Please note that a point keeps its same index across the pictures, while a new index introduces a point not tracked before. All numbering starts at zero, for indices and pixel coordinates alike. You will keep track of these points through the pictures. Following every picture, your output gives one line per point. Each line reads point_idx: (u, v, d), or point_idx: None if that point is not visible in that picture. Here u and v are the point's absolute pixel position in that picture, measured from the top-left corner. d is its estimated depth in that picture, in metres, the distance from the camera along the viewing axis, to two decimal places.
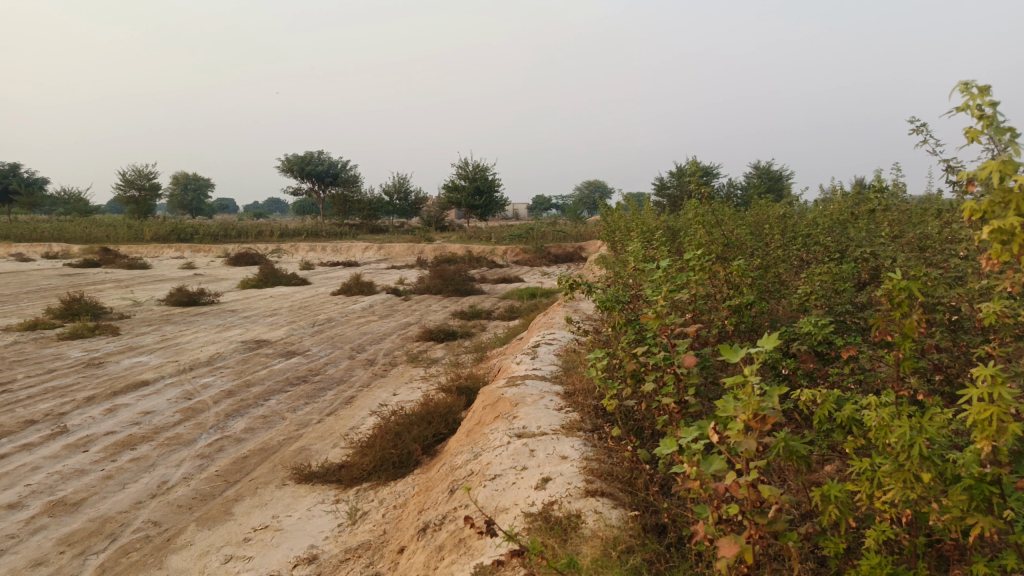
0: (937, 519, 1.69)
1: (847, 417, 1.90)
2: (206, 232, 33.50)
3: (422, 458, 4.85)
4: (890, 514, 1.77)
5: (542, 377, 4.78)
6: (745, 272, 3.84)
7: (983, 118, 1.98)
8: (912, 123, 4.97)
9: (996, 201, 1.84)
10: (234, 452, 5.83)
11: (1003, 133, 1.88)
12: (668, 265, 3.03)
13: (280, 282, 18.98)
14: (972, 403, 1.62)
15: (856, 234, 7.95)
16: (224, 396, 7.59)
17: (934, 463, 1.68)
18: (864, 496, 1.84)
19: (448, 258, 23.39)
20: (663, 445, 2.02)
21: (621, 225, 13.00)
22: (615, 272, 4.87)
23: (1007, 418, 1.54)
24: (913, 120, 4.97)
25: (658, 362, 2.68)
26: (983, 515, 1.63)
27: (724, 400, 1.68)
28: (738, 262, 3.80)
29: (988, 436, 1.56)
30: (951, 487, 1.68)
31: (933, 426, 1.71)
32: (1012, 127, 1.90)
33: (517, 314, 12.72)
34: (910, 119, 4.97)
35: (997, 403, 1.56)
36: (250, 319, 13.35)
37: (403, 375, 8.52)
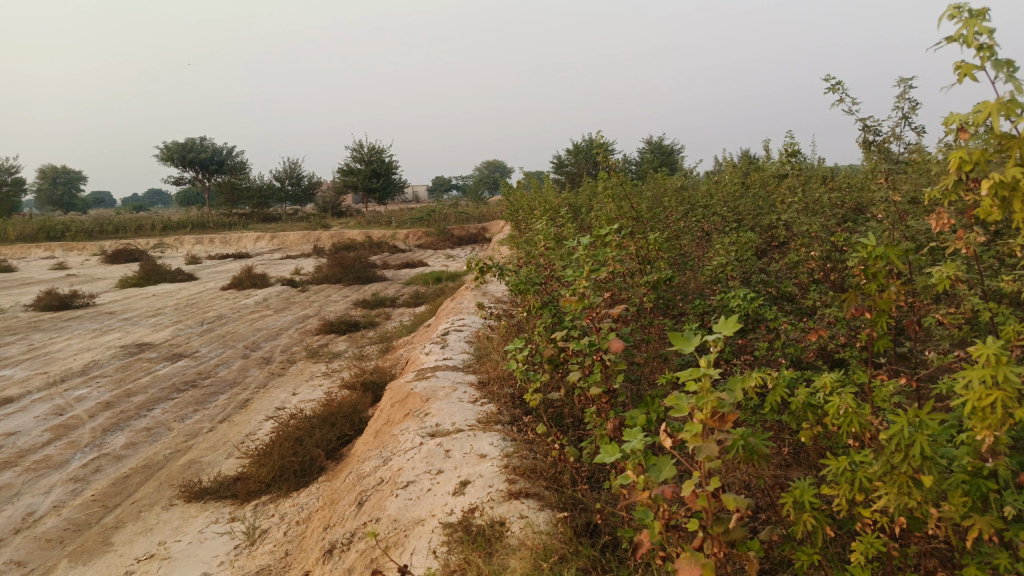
0: (933, 525, 1.62)
1: (803, 401, 1.81)
2: (79, 228, 31.08)
3: (327, 464, 4.49)
4: (881, 524, 1.69)
5: (453, 367, 4.49)
6: (659, 245, 3.68)
7: (979, 51, 1.78)
8: (828, 80, 4.09)
9: (992, 148, 1.64)
10: (113, 472, 5.25)
11: (1005, 69, 1.69)
12: (589, 243, 2.79)
13: (164, 279, 17.77)
14: (970, 387, 1.53)
15: (754, 205, 8.09)
16: (102, 409, 6.89)
17: (933, 465, 1.60)
18: (846, 501, 1.76)
19: (347, 245, 22.63)
20: (604, 451, 1.78)
21: (524, 203, 12.83)
22: (524, 252, 4.63)
23: (1012, 401, 1.45)
24: (829, 77, 4.09)
25: (583, 348, 2.44)
26: (982, 516, 1.58)
27: (676, 397, 1.45)
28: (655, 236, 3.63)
29: (990, 425, 1.48)
30: (950, 489, 1.61)
31: (931, 419, 1.62)
32: (1012, 62, 1.71)
33: (422, 300, 12.35)
34: (826, 75, 4.08)
35: (1002, 386, 1.47)
36: (132, 320, 12.37)
37: (303, 373, 8.03)
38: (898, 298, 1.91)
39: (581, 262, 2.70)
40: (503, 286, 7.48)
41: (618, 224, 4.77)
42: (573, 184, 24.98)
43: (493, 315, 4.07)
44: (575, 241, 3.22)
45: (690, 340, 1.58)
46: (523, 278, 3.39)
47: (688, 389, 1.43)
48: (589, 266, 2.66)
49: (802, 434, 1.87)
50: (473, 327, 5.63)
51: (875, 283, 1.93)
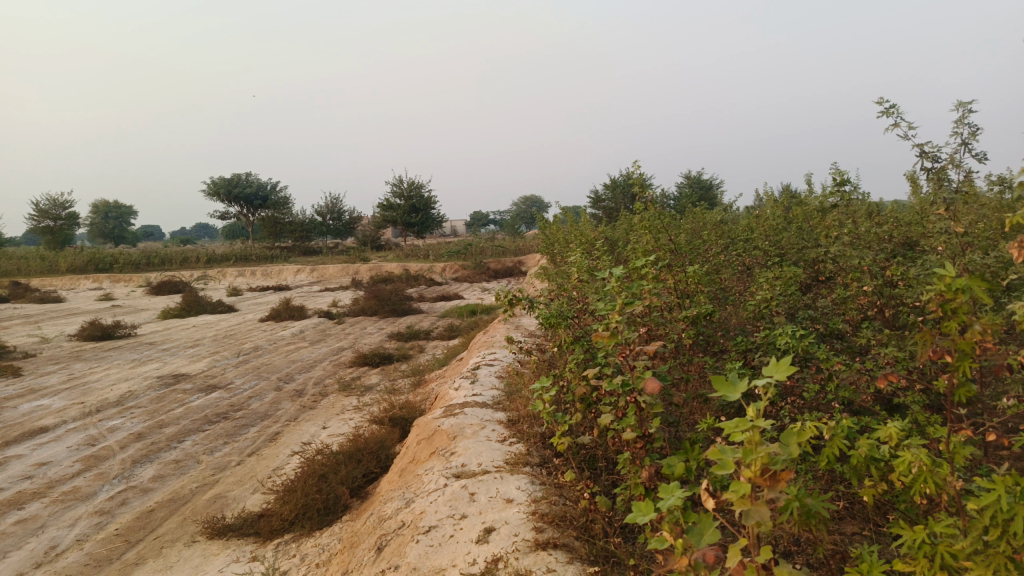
0: None
1: (867, 455, 1.67)
2: (127, 261, 31.85)
3: (351, 502, 4.34)
4: None
5: (483, 404, 4.34)
6: (698, 278, 3.51)
7: None
8: (878, 102, 3.51)
9: None
10: (138, 505, 5.18)
11: None
12: (624, 274, 2.63)
13: (205, 311, 17.99)
14: None
15: (797, 239, 7.85)
16: (134, 440, 6.87)
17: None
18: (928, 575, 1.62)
19: (384, 278, 22.73)
20: (639, 511, 1.59)
21: (560, 237, 12.71)
22: (556, 285, 4.49)
23: None
24: (879, 99, 3.51)
25: (616, 388, 2.27)
26: None
27: (718, 451, 1.28)
28: (694, 268, 3.47)
29: None
30: None
31: None
32: None
33: (456, 333, 12.24)
34: (876, 98, 3.50)
35: None
36: (170, 351, 12.48)
37: (335, 406, 7.94)
38: (987, 338, 1.71)
39: (615, 295, 2.53)
40: (536, 320, 7.35)
41: (653, 255, 4.61)
42: (610, 218, 24.83)
43: (524, 349, 3.92)
44: (610, 272, 3.06)
45: (738, 384, 1.38)
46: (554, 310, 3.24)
47: (734, 441, 1.24)
48: (624, 299, 2.49)
49: (865, 493, 1.73)
50: (504, 362, 5.48)
51: (957, 320, 1.75)
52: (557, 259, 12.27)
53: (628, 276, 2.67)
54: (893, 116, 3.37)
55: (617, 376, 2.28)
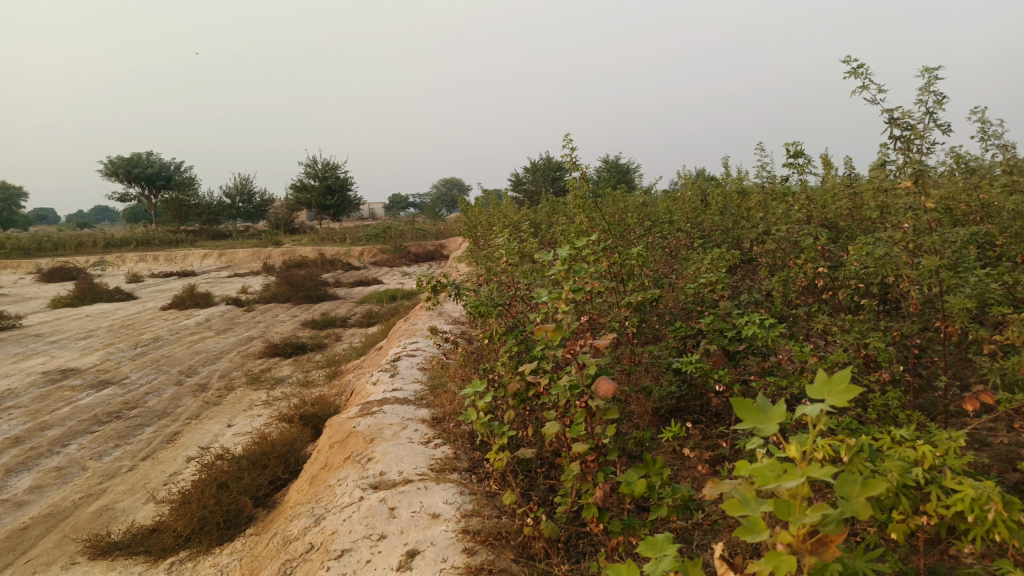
0: None
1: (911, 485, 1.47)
2: (13, 245, 29.46)
3: (256, 513, 3.89)
4: None
5: (403, 400, 3.97)
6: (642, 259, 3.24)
7: None
8: (845, 59, 3.27)
9: None
10: (9, 521, 4.54)
11: None
12: (569, 257, 2.33)
13: (100, 299, 16.72)
14: None
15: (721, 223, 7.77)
16: (9, 445, 6.13)
17: None
18: None
19: (298, 262, 21.83)
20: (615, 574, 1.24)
21: (482, 220, 12.36)
22: (482, 269, 4.15)
23: None
24: (846, 55, 3.26)
25: (562, 390, 2.02)
26: None
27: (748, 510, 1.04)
28: (637, 250, 3.25)
29: None
30: None
31: None
32: None
33: (375, 320, 11.75)
34: (844, 55, 3.26)
35: None
36: (59, 344, 11.44)
37: (242, 401, 7.36)
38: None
39: (560, 283, 2.25)
40: (459, 306, 7.03)
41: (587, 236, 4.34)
42: (531, 200, 24.68)
43: (450, 341, 3.57)
44: (549, 255, 2.76)
45: (775, 413, 1.03)
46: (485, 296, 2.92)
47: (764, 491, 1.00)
48: (570, 287, 2.22)
49: (895, 529, 1.53)
50: (426, 353, 5.12)
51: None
52: (479, 242, 11.93)
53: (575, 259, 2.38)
54: (863, 80, 3.18)
55: (562, 377, 2.03)
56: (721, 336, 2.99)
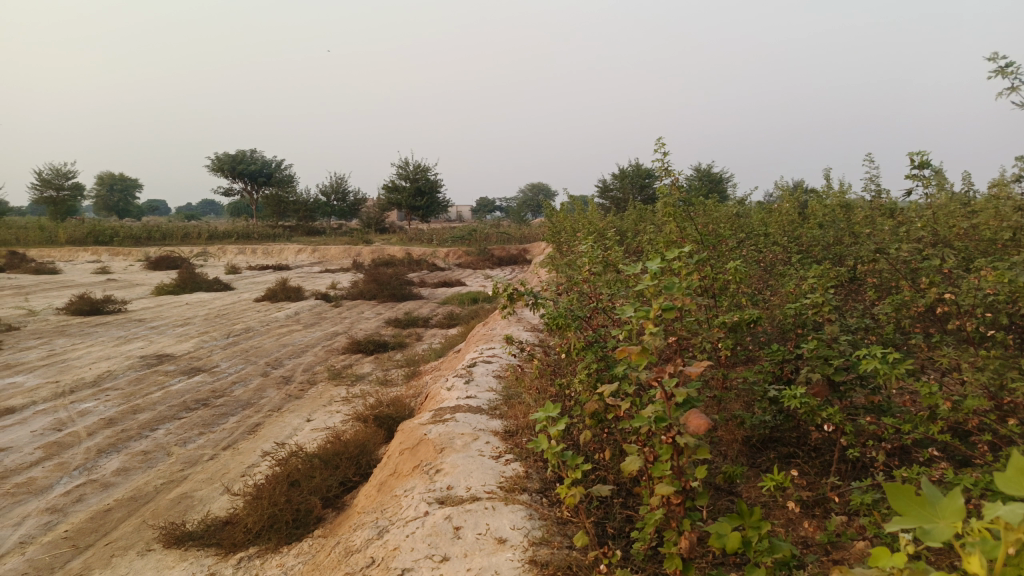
0: None
1: None
2: (127, 234, 31.33)
3: (325, 514, 3.84)
4: None
5: (476, 409, 3.85)
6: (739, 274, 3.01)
7: None
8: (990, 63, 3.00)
9: None
10: (95, 502, 4.69)
11: None
12: (658, 265, 2.08)
13: (200, 288, 17.49)
14: None
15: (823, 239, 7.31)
16: (104, 426, 6.39)
17: None
18: None
19: (386, 261, 22.24)
20: None
21: (567, 226, 12.17)
22: (564, 278, 3.97)
23: None
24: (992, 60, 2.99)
25: (645, 421, 1.81)
26: None
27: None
28: (736, 264, 2.99)
29: None
30: None
31: None
32: None
33: (456, 321, 11.75)
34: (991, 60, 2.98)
35: None
36: (158, 330, 11.98)
37: (322, 396, 7.45)
38: None
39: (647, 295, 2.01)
40: (537, 312, 6.91)
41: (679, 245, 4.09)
42: (618, 207, 24.29)
43: (526, 352, 3.42)
44: (637, 267, 2.52)
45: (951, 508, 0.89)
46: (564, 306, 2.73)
47: None
48: (659, 301, 1.97)
49: None
50: (503, 360, 4.99)
51: None
52: (563, 248, 11.75)
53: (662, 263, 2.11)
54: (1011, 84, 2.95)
55: (644, 405, 1.81)
56: (826, 365, 2.70)
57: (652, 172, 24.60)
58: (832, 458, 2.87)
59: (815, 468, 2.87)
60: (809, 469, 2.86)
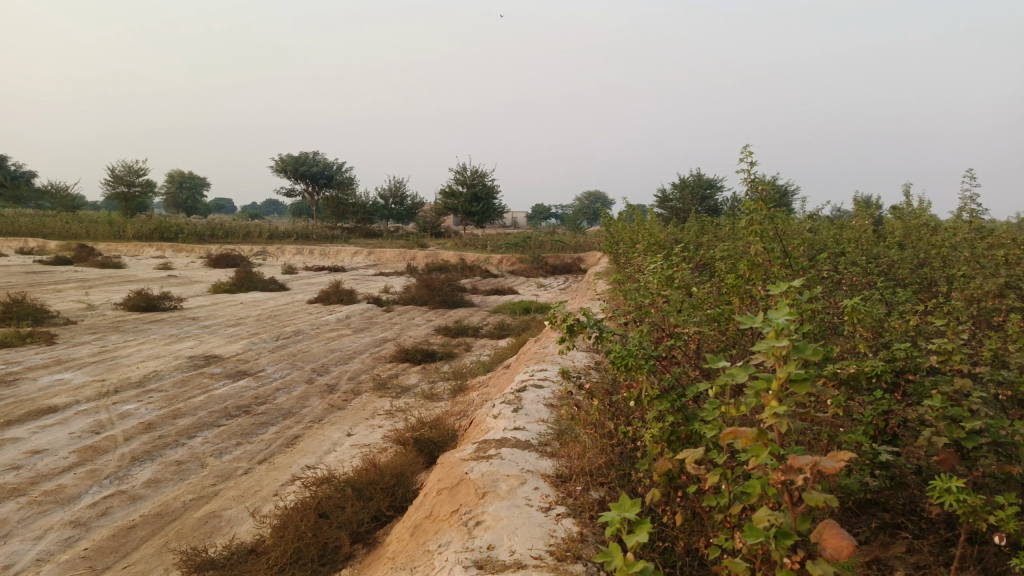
0: None
1: None
2: (190, 231, 31.98)
3: (354, 551, 3.47)
4: None
5: (525, 443, 3.46)
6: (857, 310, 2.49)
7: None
8: None
9: None
10: (120, 517, 4.45)
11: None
12: (783, 317, 1.60)
13: (255, 288, 17.56)
14: None
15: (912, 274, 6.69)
16: (142, 431, 6.21)
17: None
18: None
19: (439, 266, 22.06)
20: None
21: (625, 237, 11.67)
22: (630, 301, 3.53)
23: None
24: None
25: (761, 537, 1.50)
26: None
27: None
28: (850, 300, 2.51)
29: None
30: None
31: None
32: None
33: (507, 332, 11.35)
34: None
35: None
36: (210, 329, 11.95)
37: (365, 408, 7.14)
38: None
39: (766, 360, 1.57)
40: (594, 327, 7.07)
41: (764, 268, 3.59)
42: (678, 218, 23.59)
43: (584, 389, 3.00)
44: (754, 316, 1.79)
45: None
46: (635, 342, 2.29)
47: None
48: (784, 371, 1.55)
49: None
50: (556, 385, 4.58)
51: None
52: (621, 262, 11.26)
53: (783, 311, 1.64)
54: None
55: (760, 518, 1.50)
56: (955, 428, 2.21)
57: (711, 182, 23.89)
58: (950, 535, 2.39)
59: (929, 546, 2.38)
60: (922, 547, 2.37)
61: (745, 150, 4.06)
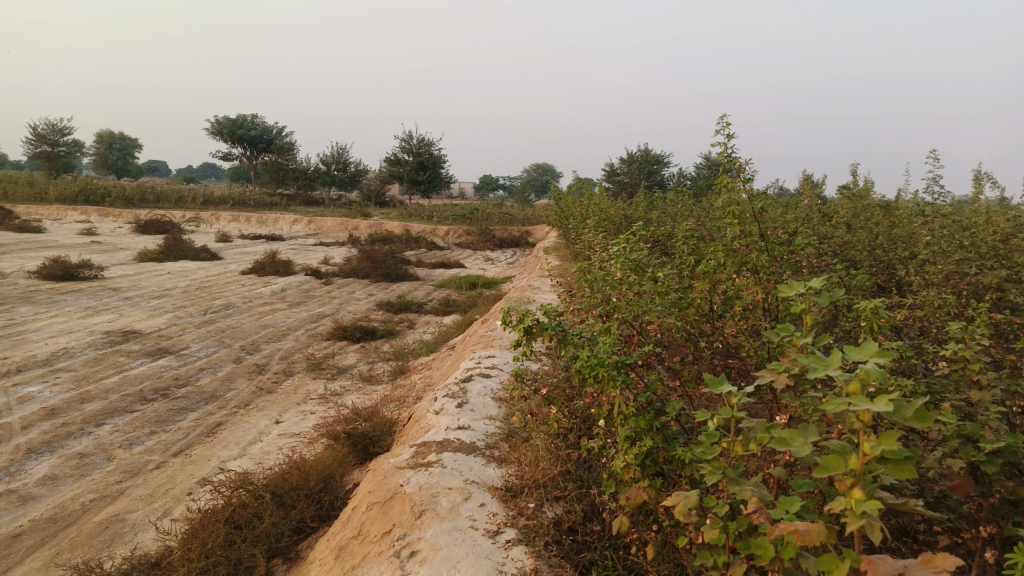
0: None
1: None
2: (119, 194, 30.32)
3: (271, 569, 3.02)
4: None
5: (469, 445, 3.08)
6: (876, 317, 2.07)
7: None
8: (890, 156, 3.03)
9: None
10: (5, 523, 3.88)
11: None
12: (878, 367, 1.27)
13: (185, 256, 16.61)
14: None
15: (867, 258, 6.54)
16: (43, 417, 5.59)
17: None
18: None
19: (383, 237, 21.40)
20: None
21: (575, 211, 11.33)
22: (590, 288, 3.10)
23: None
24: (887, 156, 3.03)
25: None
26: None
27: None
28: (865, 307, 2.09)
29: None
30: None
31: None
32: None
33: (452, 309, 10.91)
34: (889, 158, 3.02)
35: None
36: (132, 301, 11.14)
37: (297, 391, 6.65)
38: None
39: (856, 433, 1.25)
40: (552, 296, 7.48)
41: (744, 256, 3.14)
42: (626, 193, 23.44)
43: (540, 393, 2.63)
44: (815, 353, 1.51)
45: None
46: (607, 346, 1.90)
47: None
48: (878, 449, 1.24)
49: None
50: (504, 375, 4.19)
51: None
52: (571, 237, 10.93)
53: (872, 355, 1.33)
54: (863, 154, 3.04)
55: None
56: (971, 451, 1.88)
57: (658, 158, 23.85)
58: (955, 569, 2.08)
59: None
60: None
61: (724, 121, 3.34)
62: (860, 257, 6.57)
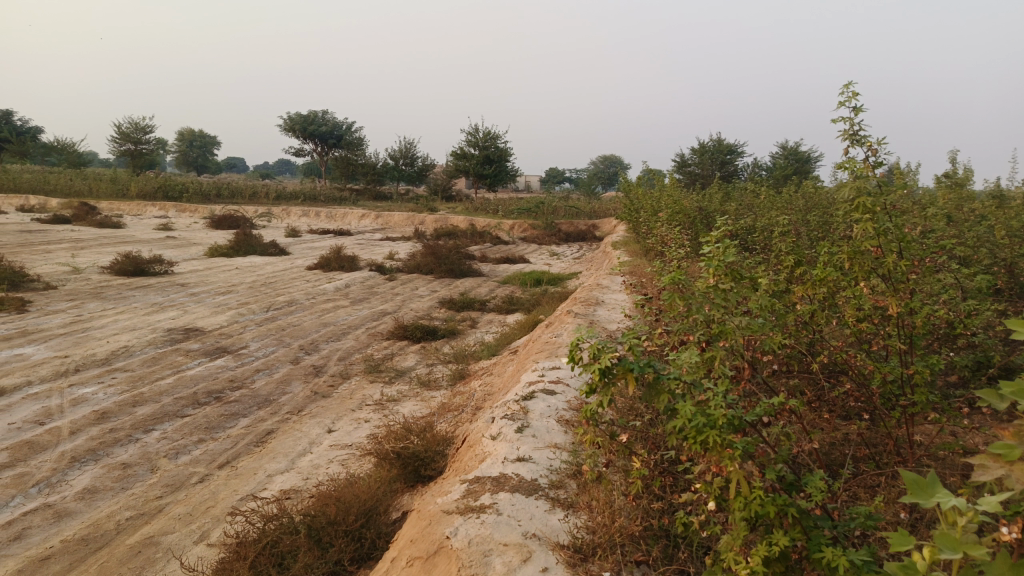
0: None
1: None
2: (195, 190, 31.07)
3: None
4: None
5: (530, 482, 2.61)
6: None
7: None
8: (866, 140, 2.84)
9: None
10: (35, 543, 3.64)
11: None
12: None
13: (254, 252, 16.68)
14: None
15: (985, 255, 5.75)
16: (93, 421, 5.40)
17: None
18: None
19: (448, 232, 21.13)
20: None
21: (646, 204, 10.72)
22: (680, 293, 2.54)
23: None
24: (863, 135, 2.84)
25: None
26: None
27: None
28: None
29: None
30: None
31: None
32: None
33: (516, 307, 10.45)
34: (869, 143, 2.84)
35: None
36: (198, 297, 11.12)
37: (353, 396, 6.32)
38: None
39: None
40: (623, 296, 6.97)
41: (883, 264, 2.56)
42: (699, 184, 22.53)
43: (617, 436, 2.13)
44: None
45: None
46: (718, 403, 1.63)
47: None
48: None
49: None
50: (570, 390, 3.74)
51: None
52: (643, 232, 10.31)
53: None
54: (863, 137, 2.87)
55: None
56: None
57: (733, 147, 22.84)
58: None
59: None
60: None
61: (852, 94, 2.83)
62: (976, 254, 5.79)
